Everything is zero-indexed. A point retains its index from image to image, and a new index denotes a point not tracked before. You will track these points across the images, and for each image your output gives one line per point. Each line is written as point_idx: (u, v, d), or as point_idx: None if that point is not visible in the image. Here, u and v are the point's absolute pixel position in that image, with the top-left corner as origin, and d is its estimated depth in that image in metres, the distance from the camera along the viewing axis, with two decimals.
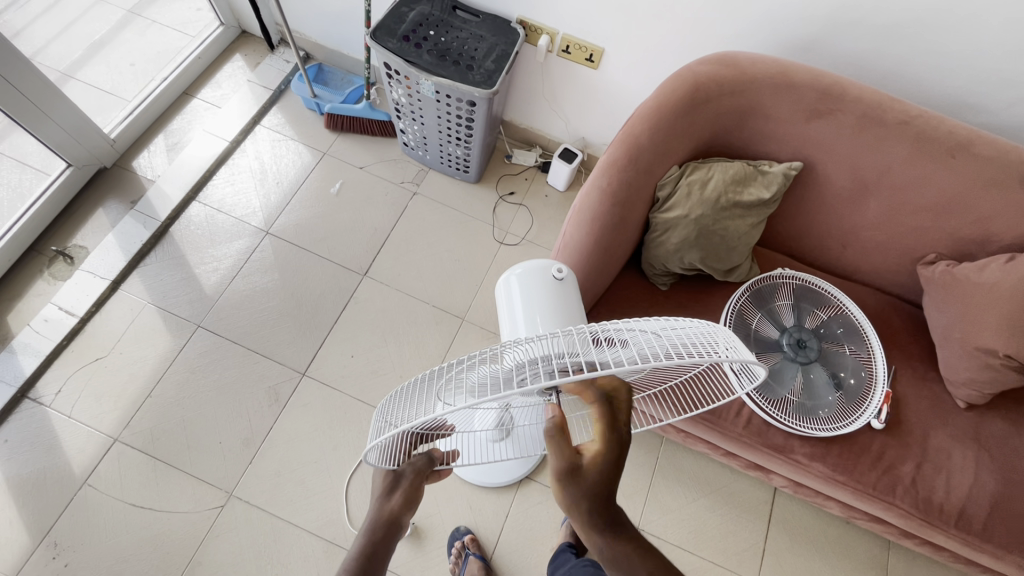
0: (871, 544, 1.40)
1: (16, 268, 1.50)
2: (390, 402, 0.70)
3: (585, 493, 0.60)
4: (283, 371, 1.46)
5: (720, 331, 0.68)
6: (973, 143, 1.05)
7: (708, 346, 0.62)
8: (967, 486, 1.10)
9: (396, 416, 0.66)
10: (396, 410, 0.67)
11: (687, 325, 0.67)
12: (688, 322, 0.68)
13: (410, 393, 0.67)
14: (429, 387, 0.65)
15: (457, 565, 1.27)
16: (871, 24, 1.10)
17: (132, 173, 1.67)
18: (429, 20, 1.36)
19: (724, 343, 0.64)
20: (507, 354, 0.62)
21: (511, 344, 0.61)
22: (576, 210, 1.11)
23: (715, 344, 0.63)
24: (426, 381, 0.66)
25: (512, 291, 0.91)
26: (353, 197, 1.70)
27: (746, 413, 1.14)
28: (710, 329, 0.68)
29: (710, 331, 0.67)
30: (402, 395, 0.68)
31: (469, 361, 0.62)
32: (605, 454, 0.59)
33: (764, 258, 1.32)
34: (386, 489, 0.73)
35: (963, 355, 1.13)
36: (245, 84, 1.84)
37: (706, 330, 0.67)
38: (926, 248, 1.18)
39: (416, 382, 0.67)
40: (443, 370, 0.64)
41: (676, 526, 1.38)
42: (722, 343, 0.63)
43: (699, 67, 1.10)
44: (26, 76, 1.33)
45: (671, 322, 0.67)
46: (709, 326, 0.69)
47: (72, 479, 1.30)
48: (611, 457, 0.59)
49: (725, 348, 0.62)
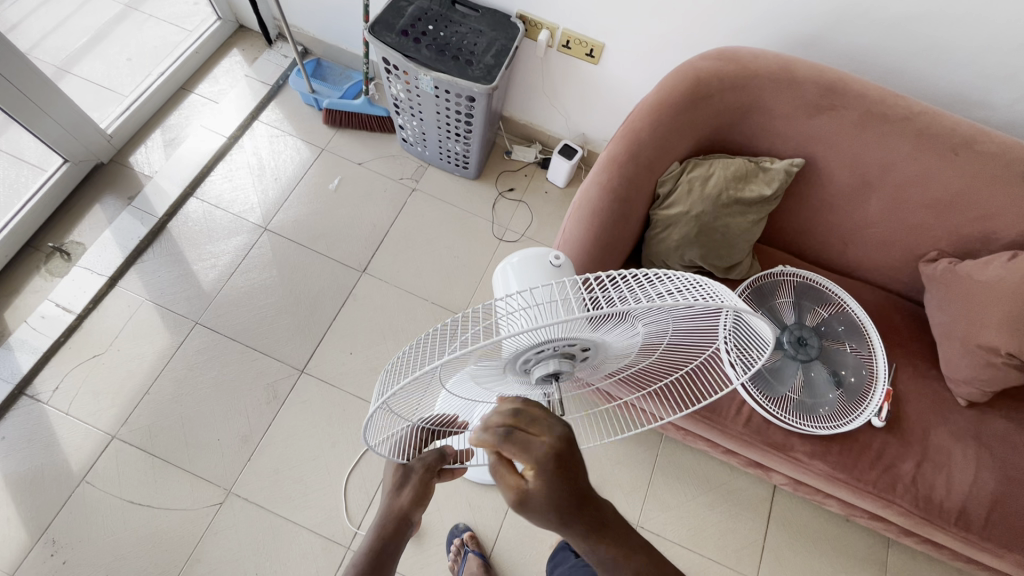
0: (871, 542, 1.40)
1: (12, 264, 1.49)
2: (392, 370, 0.61)
3: (548, 505, 0.55)
4: (281, 368, 1.45)
5: (715, 287, 0.60)
6: (976, 140, 1.04)
7: (702, 296, 0.56)
8: (968, 485, 1.10)
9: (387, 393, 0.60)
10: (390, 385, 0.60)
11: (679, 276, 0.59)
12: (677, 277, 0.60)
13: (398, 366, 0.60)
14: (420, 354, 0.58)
15: (456, 562, 1.27)
16: (874, 19, 1.09)
17: (129, 168, 1.66)
18: (428, 15, 1.35)
19: (721, 295, 0.58)
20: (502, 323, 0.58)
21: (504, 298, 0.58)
22: (575, 206, 1.09)
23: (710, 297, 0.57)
24: (418, 350, 0.59)
25: (508, 279, 0.85)
26: (352, 192, 1.69)
27: (747, 410, 1.13)
28: (702, 282, 0.60)
29: (704, 286, 0.59)
30: (391, 379, 0.60)
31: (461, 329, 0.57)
32: (543, 476, 0.53)
33: (765, 255, 1.32)
34: (396, 484, 0.72)
35: (964, 353, 1.12)
36: (242, 79, 1.83)
37: (699, 284, 0.60)
38: (928, 246, 1.18)
39: (402, 356, 0.61)
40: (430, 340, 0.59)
41: (676, 523, 1.38)
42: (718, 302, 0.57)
43: (701, 63, 1.09)
44: (22, 72, 1.32)
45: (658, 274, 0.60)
46: (697, 280, 0.61)
47: (69, 476, 1.30)
48: (551, 476, 0.53)
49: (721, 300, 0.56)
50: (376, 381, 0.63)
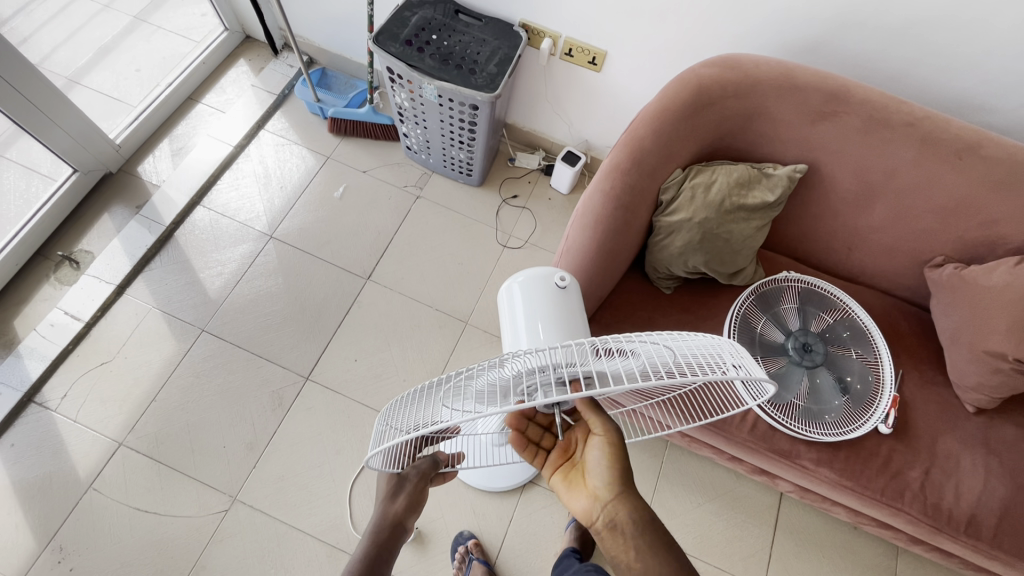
0: (879, 550, 1.39)
1: (22, 273, 1.51)
2: (393, 409, 0.73)
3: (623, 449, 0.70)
4: (287, 375, 1.46)
5: (728, 344, 0.69)
6: (981, 145, 1.04)
7: (716, 363, 0.63)
8: (977, 492, 1.09)
9: (393, 420, 0.71)
10: (399, 416, 0.70)
11: (695, 338, 0.69)
12: (694, 336, 0.69)
13: (411, 402, 0.69)
14: (432, 394, 0.67)
15: (461, 570, 1.27)
16: (876, 26, 1.09)
17: (138, 177, 1.68)
18: (432, 24, 1.37)
19: (732, 356, 0.65)
20: (509, 363, 0.64)
21: (512, 354, 0.64)
22: (579, 214, 1.11)
23: (723, 359, 0.64)
24: (426, 393, 0.68)
25: (513, 296, 0.92)
26: (357, 200, 1.70)
27: (752, 418, 1.13)
28: (714, 341, 0.69)
29: (717, 345, 0.68)
30: (404, 404, 0.71)
31: (470, 372, 0.65)
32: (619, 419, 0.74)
33: (769, 261, 1.31)
34: (391, 492, 0.74)
35: (972, 358, 1.12)
36: (249, 89, 1.85)
37: (712, 343, 0.68)
38: (933, 251, 1.17)
39: (411, 395, 0.71)
40: (443, 379, 0.67)
41: (681, 531, 1.37)
42: (730, 358, 0.64)
43: (701, 70, 1.09)
44: (34, 84, 1.35)
45: (678, 334, 0.69)
46: (716, 339, 0.71)
47: (77, 482, 1.31)
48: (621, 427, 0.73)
49: (733, 363, 0.63)
50: (378, 418, 0.76)
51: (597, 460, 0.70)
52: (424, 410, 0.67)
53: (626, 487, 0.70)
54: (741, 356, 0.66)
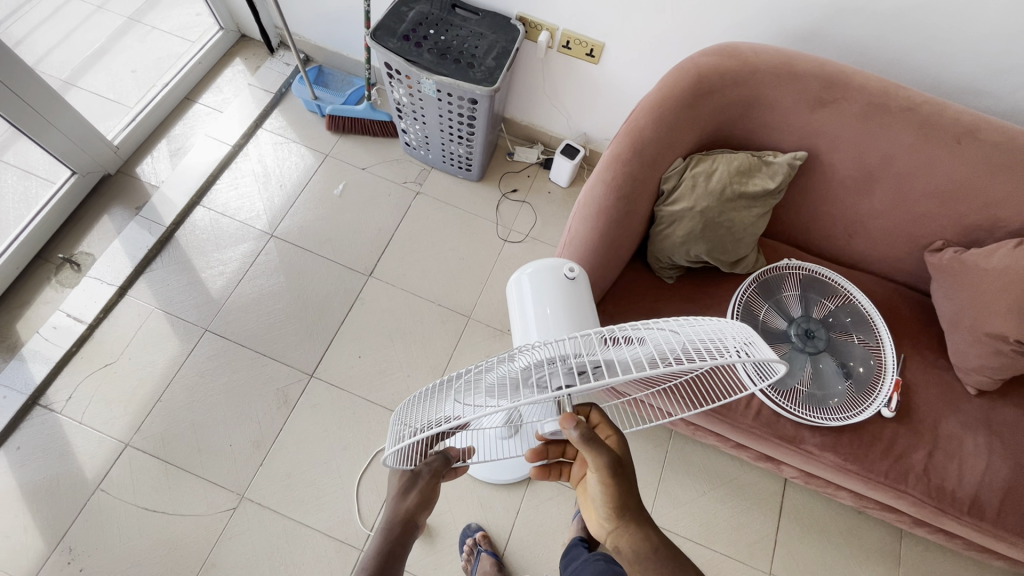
0: (884, 534, 1.40)
1: (22, 276, 1.51)
2: (407, 407, 0.74)
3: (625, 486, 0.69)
4: (292, 373, 1.46)
5: (734, 326, 0.70)
6: (979, 129, 1.05)
7: (722, 346, 0.63)
8: (979, 473, 1.10)
9: (407, 420, 0.71)
10: (414, 415, 0.70)
11: (703, 321, 0.69)
12: (700, 321, 0.69)
13: (425, 400, 0.70)
14: (444, 391, 0.68)
15: (469, 562, 1.27)
16: (873, 12, 1.10)
17: (136, 179, 1.68)
18: (429, 19, 1.36)
19: (739, 338, 0.65)
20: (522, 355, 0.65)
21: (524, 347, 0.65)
22: (581, 204, 1.11)
23: (729, 342, 0.64)
24: (438, 391, 0.69)
25: (523, 288, 0.93)
26: (357, 197, 1.70)
27: (756, 405, 1.14)
28: (720, 324, 0.69)
29: (723, 327, 0.69)
30: (416, 403, 0.72)
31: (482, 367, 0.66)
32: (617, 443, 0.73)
33: (770, 249, 1.32)
34: (402, 488, 0.75)
35: (973, 341, 1.13)
36: (246, 88, 1.85)
37: (718, 327, 0.69)
38: (933, 235, 1.18)
39: (424, 394, 0.71)
40: (456, 375, 0.68)
41: (686, 519, 1.38)
42: (736, 341, 0.64)
43: (701, 59, 1.09)
44: (30, 85, 1.34)
45: (684, 320, 0.69)
46: (724, 322, 0.71)
47: (84, 484, 1.31)
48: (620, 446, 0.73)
49: (739, 345, 0.63)
50: (392, 417, 0.76)
51: (597, 495, 0.70)
52: (437, 406, 0.68)
53: (626, 515, 0.71)
54: (748, 337, 0.67)
